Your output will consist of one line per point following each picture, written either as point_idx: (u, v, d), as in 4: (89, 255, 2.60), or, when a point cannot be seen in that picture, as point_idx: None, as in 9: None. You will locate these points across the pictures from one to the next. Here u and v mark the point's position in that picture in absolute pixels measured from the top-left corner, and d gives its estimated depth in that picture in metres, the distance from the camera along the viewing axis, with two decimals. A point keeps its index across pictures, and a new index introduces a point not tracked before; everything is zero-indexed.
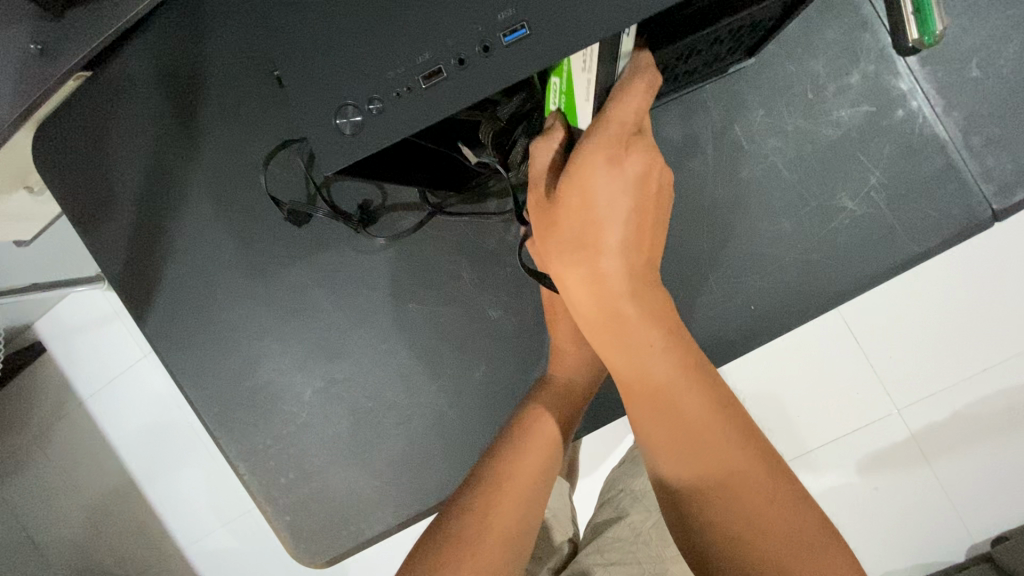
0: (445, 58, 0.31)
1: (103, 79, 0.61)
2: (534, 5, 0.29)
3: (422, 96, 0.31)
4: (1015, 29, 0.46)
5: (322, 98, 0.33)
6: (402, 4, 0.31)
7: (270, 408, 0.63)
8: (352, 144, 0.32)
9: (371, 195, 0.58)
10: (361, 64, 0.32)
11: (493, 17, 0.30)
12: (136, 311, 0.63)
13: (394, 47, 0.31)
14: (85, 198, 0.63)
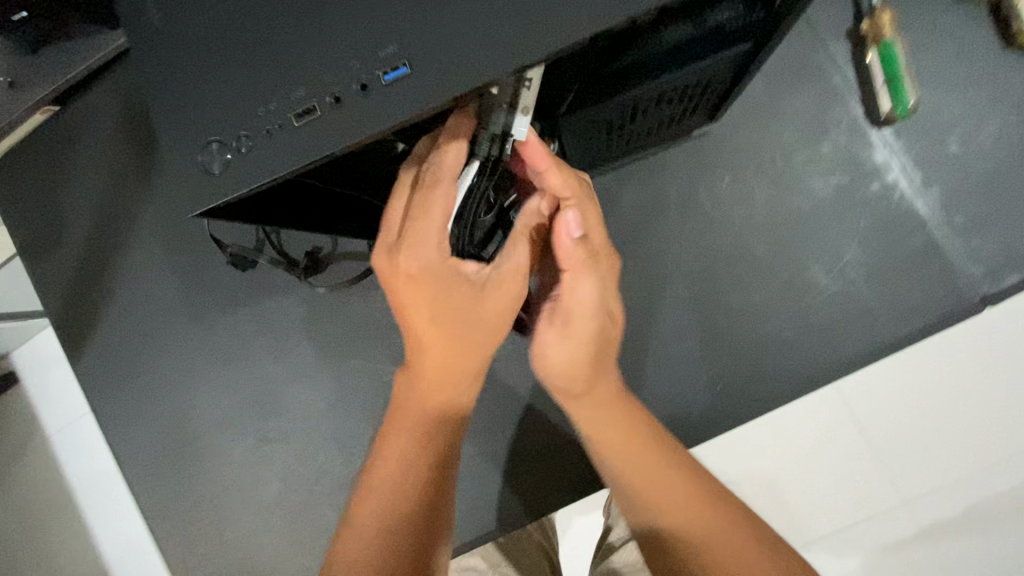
0: (320, 95, 0.29)
1: (67, 114, 0.60)
2: (417, 47, 0.28)
3: (292, 133, 0.29)
4: (993, 108, 0.44)
5: (194, 133, 0.31)
6: (297, 45, 0.30)
7: (196, 466, 0.57)
8: (218, 183, 0.30)
9: (321, 242, 0.55)
10: (238, 103, 0.30)
11: (373, 54, 0.29)
12: (71, 349, 0.60)
13: (277, 84, 0.30)
14: (33, 230, 0.61)
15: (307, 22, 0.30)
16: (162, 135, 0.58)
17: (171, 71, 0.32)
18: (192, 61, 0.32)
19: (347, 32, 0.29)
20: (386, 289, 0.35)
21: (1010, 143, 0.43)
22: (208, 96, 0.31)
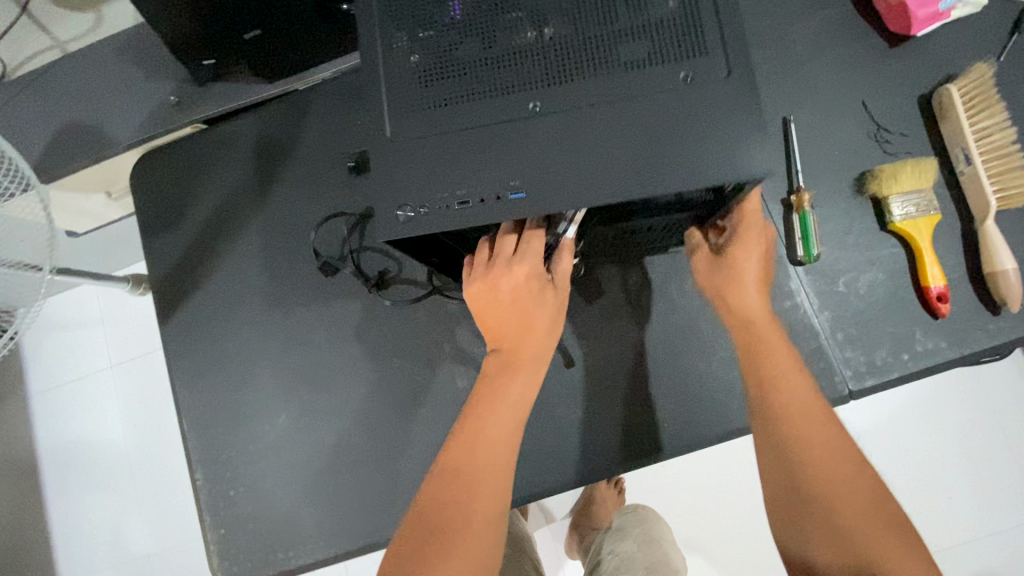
0: (472, 195, 0.48)
1: (210, 132, 0.78)
2: (532, 184, 0.47)
3: (451, 213, 0.48)
4: (871, 265, 0.64)
5: (390, 192, 0.49)
6: (459, 157, 0.49)
7: (243, 423, 0.71)
8: (400, 227, 0.48)
9: (390, 266, 0.72)
10: (419, 181, 0.49)
11: (506, 180, 0.48)
12: (161, 311, 0.74)
13: (446, 177, 0.49)
14: (157, 213, 0.77)
15: (466, 145, 0.49)
16: (286, 165, 0.75)
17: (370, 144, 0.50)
18: (390, 153, 0.49)
19: (497, 168, 0.48)
20: (483, 293, 0.56)
21: (884, 289, 0.63)
22: (402, 182, 0.49)
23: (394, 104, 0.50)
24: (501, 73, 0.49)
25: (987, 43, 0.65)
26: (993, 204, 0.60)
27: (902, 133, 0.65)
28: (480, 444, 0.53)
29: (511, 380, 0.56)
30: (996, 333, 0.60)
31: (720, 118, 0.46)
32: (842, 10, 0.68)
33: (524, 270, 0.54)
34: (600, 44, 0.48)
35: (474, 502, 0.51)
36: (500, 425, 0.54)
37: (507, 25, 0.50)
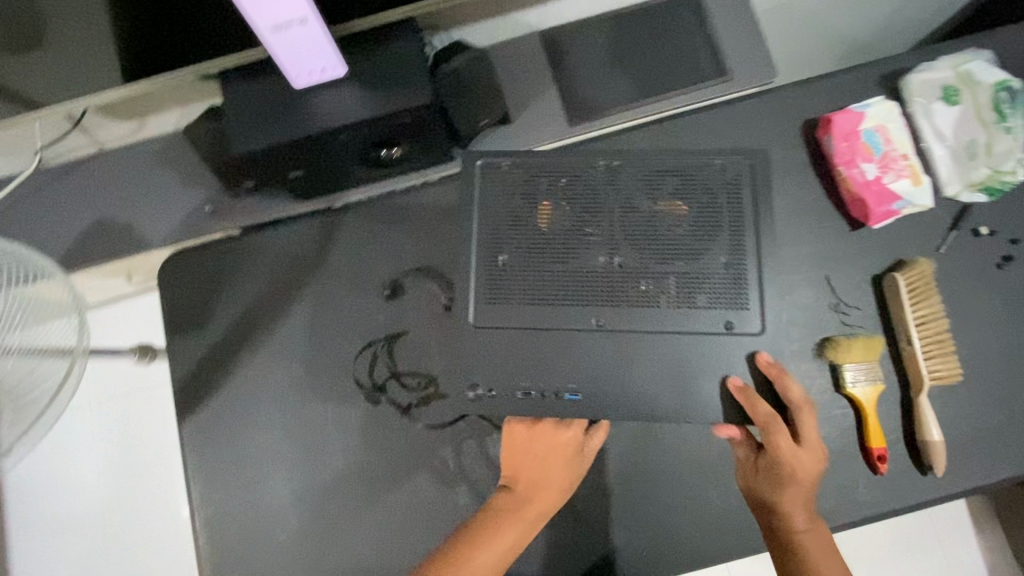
0: (538, 389, 0.59)
1: (240, 239, 0.83)
2: (587, 392, 0.59)
3: (521, 400, 0.60)
4: (826, 421, 0.74)
5: (479, 372, 0.60)
6: (533, 352, 0.59)
7: (254, 524, 0.77)
8: (471, 403, 0.60)
9: (414, 384, 0.78)
10: (500, 366, 0.60)
11: (563, 384, 0.59)
12: (183, 409, 0.79)
13: (517, 371, 0.60)
14: (184, 315, 0.82)
15: (538, 352, 0.60)
16: (313, 278, 0.81)
17: (466, 337, 0.61)
18: (480, 338, 0.61)
19: (559, 368, 0.59)
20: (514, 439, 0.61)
21: (835, 444, 0.73)
22: (480, 363, 0.60)
23: (492, 290, 0.60)
24: (579, 291, 0.60)
25: (929, 235, 0.77)
26: (926, 380, 0.71)
27: (858, 306, 0.76)
28: (459, 567, 0.53)
29: (511, 523, 0.57)
30: (924, 490, 0.71)
31: (732, 342, 0.60)
32: (814, 192, 0.79)
33: (564, 444, 0.60)
34: (661, 281, 0.61)
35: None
36: (480, 565, 0.54)
37: (587, 247, 0.62)
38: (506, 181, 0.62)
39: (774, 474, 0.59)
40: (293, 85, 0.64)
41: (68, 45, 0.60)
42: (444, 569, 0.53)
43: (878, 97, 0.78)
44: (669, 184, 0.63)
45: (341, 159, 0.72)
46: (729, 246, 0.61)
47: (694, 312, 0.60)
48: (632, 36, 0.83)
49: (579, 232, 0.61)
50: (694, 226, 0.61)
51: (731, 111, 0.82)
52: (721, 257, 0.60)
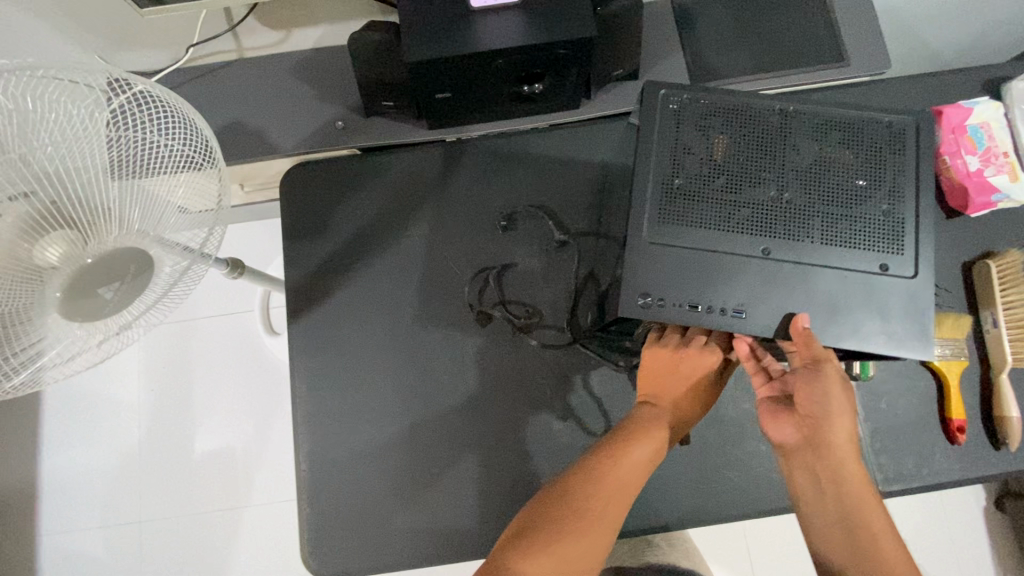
0: (710, 305, 0.60)
1: (364, 159, 0.87)
2: (754, 312, 0.61)
3: (693, 313, 0.60)
4: (907, 391, 0.78)
5: (652, 280, 0.61)
6: (703, 273, 0.61)
7: (353, 427, 0.79)
8: (644, 311, 0.61)
9: (520, 313, 0.83)
10: (672, 280, 0.61)
11: (732, 304, 0.61)
12: (294, 311, 0.82)
13: (686, 286, 0.61)
14: (302, 222, 0.85)
15: (708, 274, 0.61)
16: (431, 202, 0.86)
17: (638, 250, 0.61)
18: (656, 254, 0.61)
19: (728, 289, 0.60)
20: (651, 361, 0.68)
21: (915, 413, 0.77)
22: (647, 275, 0.61)
23: (662, 211, 0.62)
24: (738, 223, 0.61)
25: (1019, 231, 0.82)
26: (1009, 361, 0.75)
27: (947, 288, 0.80)
28: (611, 473, 0.60)
29: (651, 440, 0.63)
30: (997, 463, 0.75)
31: (893, 285, 0.61)
32: None
33: (701, 370, 0.67)
34: (832, 219, 0.62)
35: (589, 518, 0.57)
36: (628, 478, 0.60)
37: (757, 181, 0.62)
38: (686, 113, 0.64)
39: (812, 408, 0.60)
40: (469, 3, 0.68)
41: None
42: (592, 473, 0.59)
43: (985, 97, 0.83)
44: (837, 136, 0.64)
45: (488, 85, 0.76)
46: (891, 197, 0.63)
47: (859, 250, 0.61)
48: (758, 13, 0.88)
49: (749, 168, 0.63)
50: (862, 173, 0.63)
51: (841, 96, 0.87)
52: (884, 205, 0.62)
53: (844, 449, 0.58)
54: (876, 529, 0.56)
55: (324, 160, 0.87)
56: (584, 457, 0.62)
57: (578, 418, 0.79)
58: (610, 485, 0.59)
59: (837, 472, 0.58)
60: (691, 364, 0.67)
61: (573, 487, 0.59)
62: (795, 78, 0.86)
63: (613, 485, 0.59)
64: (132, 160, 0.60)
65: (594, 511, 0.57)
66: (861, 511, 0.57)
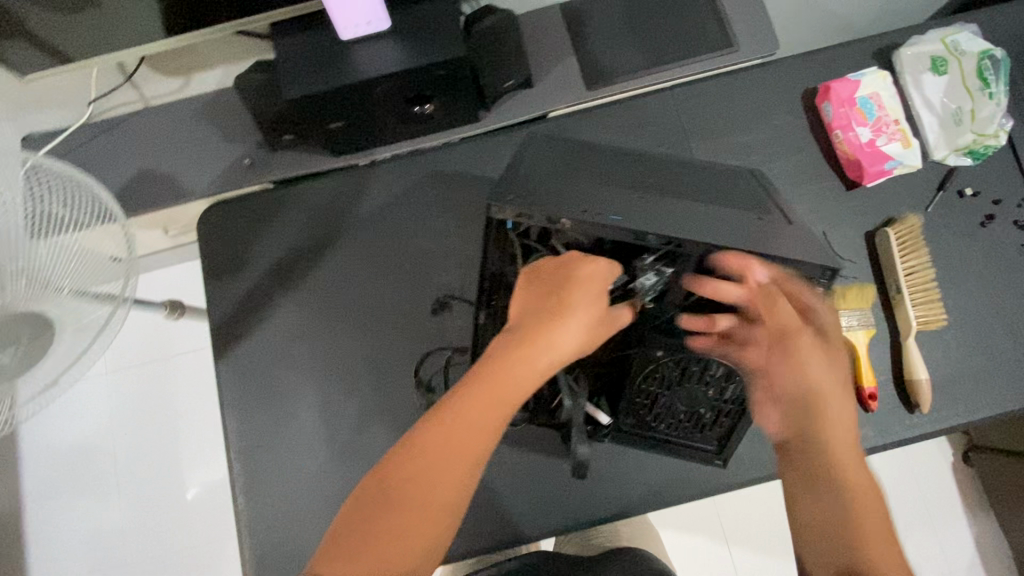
0: (588, 219, 0.58)
1: (277, 192, 0.89)
2: (639, 218, 0.58)
3: (567, 219, 0.58)
4: None
5: (524, 187, 0.62)
6: (587, 191, 0.61)
7: (289, 453, 0.82)
8: (515, 207, 0.58)
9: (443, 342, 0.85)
10: (551, 189, 0.61)
11: (611, 214, 0.59)
12: (222, 348, 0.85)
13: (567, 197, 0.60)
14: (221, 261, 0.87)
15: (579, 190, 0.61)
16: (346, 229, 0.89)
17: (514, 178, 0.64)
18: (527, 179, 0.65)
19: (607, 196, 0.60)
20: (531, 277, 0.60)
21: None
22: (522, 181, 0.63)
23: (532, 172, 0.66)
24: (613, 181, 0.65)
25: (918, 195, 0.83)
26: (915, 325, 0.77)
27: (852, 259, 0.82)
28: (468, 425, 0.55)
29: (528, 369, 0.56)
30: (912, 426, 0.77)
31: (774, 228, 0.63)
32: (811, 154, 0.86)
33: (597, 281, 0.58)
34: (701, 193, 0.66)
35: (433, 496, 0.53)
36: (460, 434, 0.55)
37: (625, 174, 0.70)
38: (542, 149, 0.76)
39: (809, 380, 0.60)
40: (341, 36, 0.69)
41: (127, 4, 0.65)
42: (420, 431, 0.56)
43: (873, 68, 0.84)
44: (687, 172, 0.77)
45: (379, 110, 0.77)
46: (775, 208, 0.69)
47: (736, 207, 0.64)
48: (647, 5, 0.88)
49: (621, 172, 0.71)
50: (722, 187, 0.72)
51: (736, 79, 0.88)
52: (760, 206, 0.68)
53: (837, 441, 0.58)
54: (875, 542, 0.53)
55: (237, 199, 0.89)
56: (451, 393, 0.57)
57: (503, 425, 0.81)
58: (447, 453, 0.54)
59: (834, 468, 0.57)
60: (587, 275, 0.58)
61: (393, 460, 0.55)
62: (687, 70, 0.87)
63: (449, 456, 0.54)
64: (43, 221, 0.64)
65: (409, 495, 0.53)
66: (856, 498, 0.55)
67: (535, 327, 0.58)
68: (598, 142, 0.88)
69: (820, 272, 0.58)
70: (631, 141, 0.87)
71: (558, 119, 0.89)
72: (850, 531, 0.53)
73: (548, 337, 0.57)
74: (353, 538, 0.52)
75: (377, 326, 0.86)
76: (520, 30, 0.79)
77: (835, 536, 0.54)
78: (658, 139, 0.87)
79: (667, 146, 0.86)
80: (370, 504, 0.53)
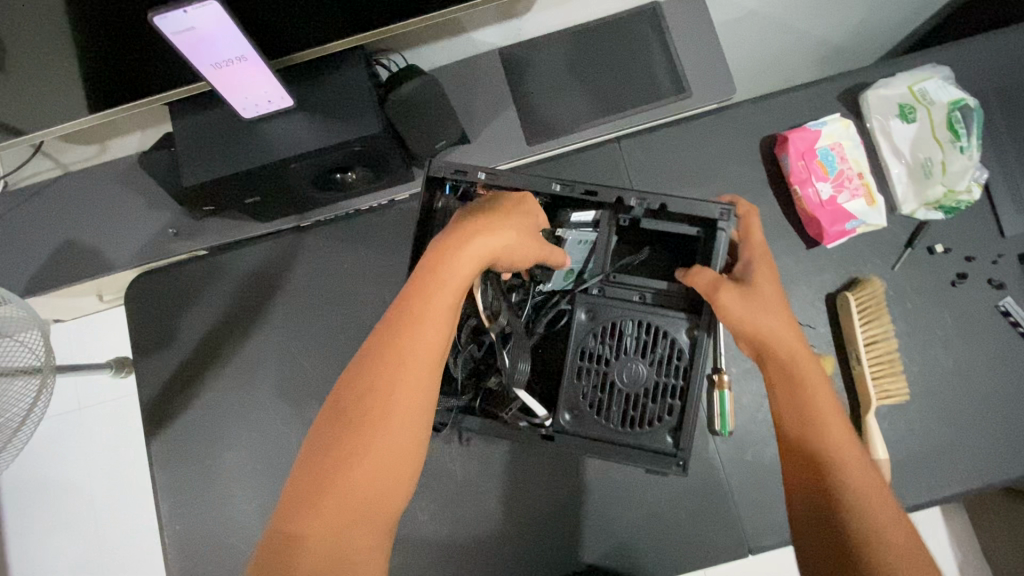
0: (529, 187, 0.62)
1: (207, 260, 0.85)
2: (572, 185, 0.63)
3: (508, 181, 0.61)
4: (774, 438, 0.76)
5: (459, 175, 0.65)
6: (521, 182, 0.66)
7: (224, 538, 0.79)
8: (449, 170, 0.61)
9: None
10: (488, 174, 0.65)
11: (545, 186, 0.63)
12: (154, 427, 0.82)
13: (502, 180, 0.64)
14: (152, 335, 0.84)
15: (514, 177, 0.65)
16: (278, 297, 0.83)
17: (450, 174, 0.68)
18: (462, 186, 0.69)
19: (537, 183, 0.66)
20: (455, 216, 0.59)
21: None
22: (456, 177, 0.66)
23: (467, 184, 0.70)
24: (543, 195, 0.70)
25: (884, 253, 0.77)
26: (874, 400, 0.72)
27: (812, 325, 0.77)
28: (402, 342, 0.47)
29: (457, 283, 0.50)
30: None
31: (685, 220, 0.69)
32: (769, 210, 0.80)
33: (522, 204, 0.58)
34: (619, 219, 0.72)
35: (378, 414, 0.45)
36: (408, 352, 0.47)
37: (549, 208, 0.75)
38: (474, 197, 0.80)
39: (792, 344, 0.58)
40: (242, 115, 0.64)
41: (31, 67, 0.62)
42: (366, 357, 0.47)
43: (835, 115, 0.77)
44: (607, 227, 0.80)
45: (296, 185, 0.72)
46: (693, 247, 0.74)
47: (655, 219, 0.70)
48: (590, 49, 0.81)
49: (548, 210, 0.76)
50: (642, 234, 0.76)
51: (689, 127, 0.82)
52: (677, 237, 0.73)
53: (824, 407, 0.54)
54: (895, 513, 0.48)
55: (167, 270, 0.85)
56: (381, 317, 0.49)
57: (443, 507, 0.78)
58: (394, 365, 0.46)
59: (833, 440, 0.52)
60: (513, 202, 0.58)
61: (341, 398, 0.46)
62: (635, 120, 0.80)
63: (398, 372, 0.46)
64: None
65: (364, 416, 0.45)
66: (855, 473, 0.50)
67: (463, 235, 0.52)
68: None
69: (720, 209, 0.61)
70: None
71: None
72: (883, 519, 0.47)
73: (480, 237, 0.53)
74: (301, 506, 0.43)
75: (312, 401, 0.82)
76: (443, 89, 0.72)
77: (863, 544, 0.46)
78: None
79: None
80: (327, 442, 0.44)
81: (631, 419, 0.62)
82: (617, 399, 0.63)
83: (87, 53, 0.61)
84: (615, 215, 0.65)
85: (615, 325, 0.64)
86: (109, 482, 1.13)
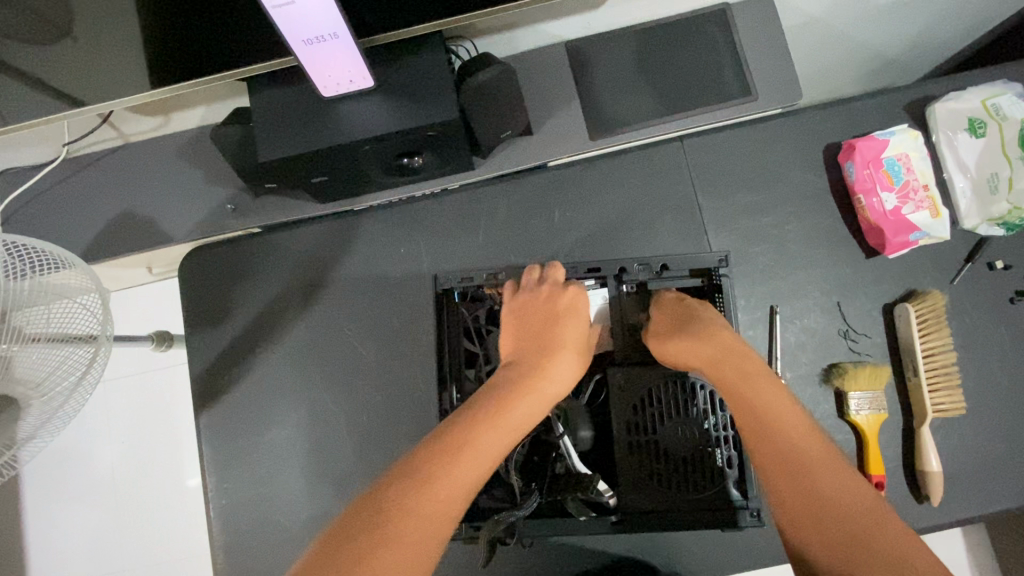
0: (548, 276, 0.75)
1: (262, 239, 0.85)
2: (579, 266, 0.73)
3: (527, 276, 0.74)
4: None
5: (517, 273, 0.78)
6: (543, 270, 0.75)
7: (268, 515, 0.80)
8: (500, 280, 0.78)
9: None
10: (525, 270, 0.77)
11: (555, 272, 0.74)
12: (202, 402, 0.82)
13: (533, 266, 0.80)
14: (203, 309, 0.84)
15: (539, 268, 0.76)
16: (331, 276, 0.84)
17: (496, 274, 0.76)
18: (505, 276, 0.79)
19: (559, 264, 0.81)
20: (518, 307, 0.71)
21: None
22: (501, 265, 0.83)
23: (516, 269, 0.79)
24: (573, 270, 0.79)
25: (942, 267, 0.77)
26: (930, 412, 0.72)
27: (867, 334, 0.77)
28: (479, 443, 0.56)
29: (535, 396, 0.62)
30: (919, 518, 0.73)
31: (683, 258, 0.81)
32: (828, 218, 0.80)
33: (578, 313, 0.69)
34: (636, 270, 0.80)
35: (449, 493, 0.52)
36: (493, 442, 0.57)
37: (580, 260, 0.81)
38: (529, 223, 0.83)
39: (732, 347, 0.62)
40: (322, 94, 0.65)
41: (97, 37, 0.60)
42: (457, 429, 0.57)
43: (903, 125, 0.77)
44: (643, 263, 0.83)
45: (363, 168, 0.72)
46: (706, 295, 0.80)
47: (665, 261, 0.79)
48: (659, 46, 0.80)
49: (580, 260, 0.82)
50: None
51: (752, 130, 0.82)
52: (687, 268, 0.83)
53: (790, 425, 0.56)
54: (873, 527, 0.49)
55: (222, 246, 0.85)
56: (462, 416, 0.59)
57: None
58: (483, 449, 0.56)
59: (821, 465, 0.53)
60: (572, 305, 0.70)
61: (429, 455, 0.54)
62: (700, 120, 0.79)
63: (483, 457, 0.56)
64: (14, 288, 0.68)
65: (450, 479, 0.53)
66: (817, 482, 0.52)
67: (537, 368, 0.65)
68: (600, 196, 0.83)
69: (718, 256, 0.70)
70: (635, 196, 0.82)
71: (558, 169, 0.83)
72: (833, 518, 0.50)
73: (552, 361, 0.66)
74: (370, 546, 0.47)
75: (363, 384, 0.81)
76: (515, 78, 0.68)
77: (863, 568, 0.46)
78: (664, 196, 0.82)
79: (660, 253, 0.80)
80: (408, 493, 0.51)
81: (692, 483, 0.64)
82: (675, 466, 0.64)
83: (158, 26, 0.59)
84: (622, 284, 0.72)
85: (651, 394, 0.66)
86: (141, 454, 1.14)
